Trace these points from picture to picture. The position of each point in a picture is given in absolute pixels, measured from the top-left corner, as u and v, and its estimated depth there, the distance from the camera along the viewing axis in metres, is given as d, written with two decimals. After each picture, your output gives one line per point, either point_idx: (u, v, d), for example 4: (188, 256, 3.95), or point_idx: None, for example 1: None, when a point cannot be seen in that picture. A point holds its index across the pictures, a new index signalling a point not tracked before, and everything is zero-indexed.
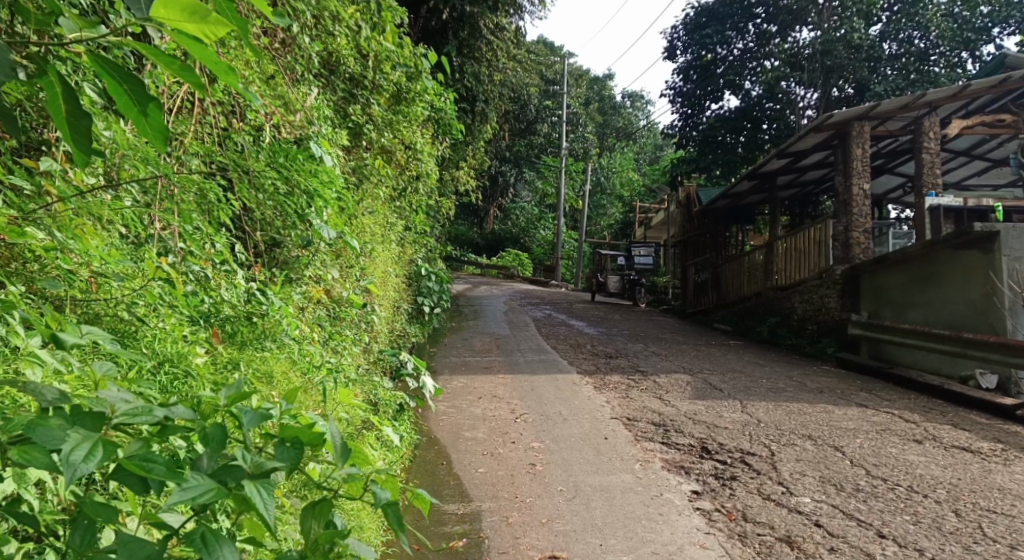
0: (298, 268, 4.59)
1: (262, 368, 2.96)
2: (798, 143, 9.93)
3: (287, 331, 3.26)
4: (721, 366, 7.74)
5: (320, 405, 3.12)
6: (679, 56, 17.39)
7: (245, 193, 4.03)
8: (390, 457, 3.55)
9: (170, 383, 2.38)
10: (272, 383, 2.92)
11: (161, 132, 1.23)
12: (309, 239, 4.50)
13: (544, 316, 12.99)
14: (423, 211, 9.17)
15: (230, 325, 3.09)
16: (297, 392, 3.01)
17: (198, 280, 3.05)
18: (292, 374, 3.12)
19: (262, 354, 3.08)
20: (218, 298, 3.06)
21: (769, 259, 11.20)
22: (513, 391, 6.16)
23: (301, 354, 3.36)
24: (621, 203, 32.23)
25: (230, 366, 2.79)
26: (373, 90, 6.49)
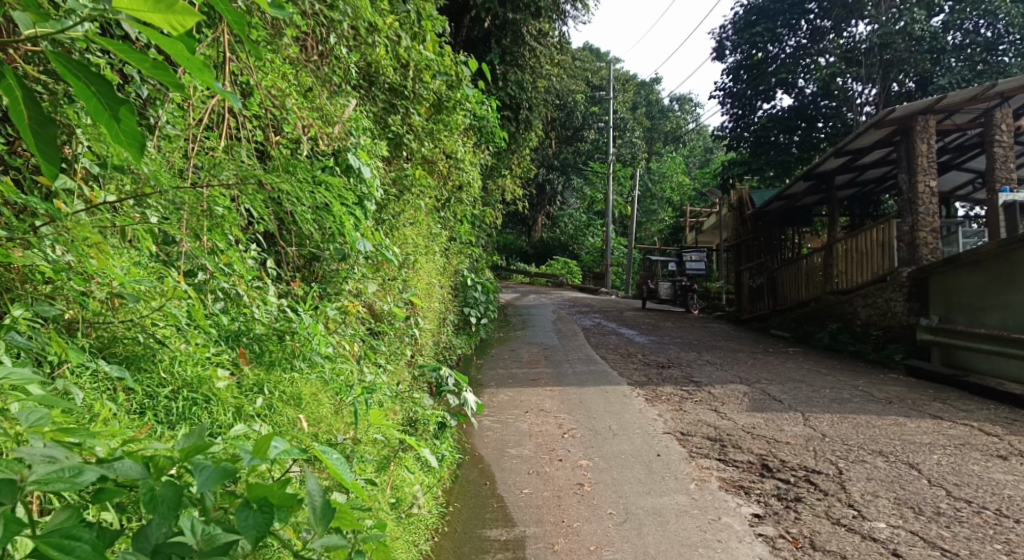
0: (336, 283, 4.50)
1: (289, 392, 2.88)
2: (856, 140, 9.49)
3: (319, 351, 3.10)
4: (780, 375, 7.38)
5: (351, 428, 3.02)
6: (728, 56, 16.99)
7: (281, 209, 3.95)
8: (428, 480, 3.40)
9: (187, 411, 2.41)
10: (300, 407, 2.86)
11: (135, 142, 1.38)
12: (347, 254, 4.42)
13: (592, 324, 12.73)
14: (467, 220, 9.08)
15: (262, 345, 2.99)
16: (325, 414, 2.94)
17: (227, 298, 2.99)
18: (322, 396, 3.04)
19: (290, 376, 2.98)
20: (250, 315, 3.01)
21: (828, 262, 10.73)
22: (561, 405, 5.96)
23: (336, 373, 3.27)
24: (671, 207, 31.69)
25: (254, 391, 2.75)
26: (413, 99, 6.42)
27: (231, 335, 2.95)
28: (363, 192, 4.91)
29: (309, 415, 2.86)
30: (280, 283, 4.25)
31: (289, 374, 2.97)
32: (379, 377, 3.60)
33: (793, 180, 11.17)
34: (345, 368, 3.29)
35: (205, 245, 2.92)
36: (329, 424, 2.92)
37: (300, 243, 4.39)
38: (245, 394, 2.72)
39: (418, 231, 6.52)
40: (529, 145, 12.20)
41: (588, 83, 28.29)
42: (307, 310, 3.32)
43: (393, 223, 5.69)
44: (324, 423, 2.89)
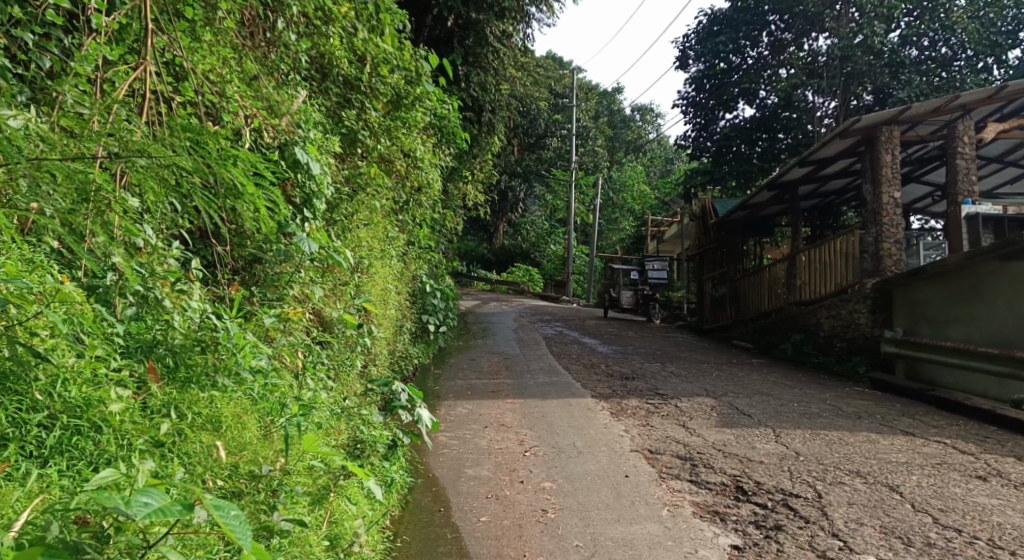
0: (275, 286, 4.10)
1: (205, 414, 2.57)
2: (821, 150, 9.41)
3: (245, 365, 2.73)
4: (746, 388, 7.19)
5: (279, 455, 2.70)
6: (691, 66, 16.97)
7: (214, 205, 3.59)
8: (372, 511, 3.07)
9: (63, 442, 2.19)
10: (217, 431, 2.57)
11: None
12: (290, 253, 4.07)
13: (554, 333, 12.47)
14: (427, 224, 8.73)
15: (177, 358, 2.60)
16: (250, 438, 2.65)
17: (141, 301, 2.59)
18: (246, 414, 2.73)
19: (210, 396, 2.62)
20: (171, 321, 2.63)
21: (791, 273, 10.65)
22: (522, 419, 5.65)
23: (269, 389, 2.94)
24: (632, 216, 31.68)
25: (159, 412, 2.46)
26: (370, 94, 6.07)
27: (132, 349, 2.54)
28: (311, 190, 4.56)
29: (227, 441, 2.57)
30: (207, 287, 3.83)
31: (209, 392, 2.61)
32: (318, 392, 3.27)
33: (757, 190, 11.08)
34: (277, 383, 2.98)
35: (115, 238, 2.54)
36: (253, 452, 2.63)
37: (239, 242, 4.02)
38: (147, 418, 2.43)
39: (373, 234, 6.16)
40: (492, 149, 11.92)
41: (551, 90, 28.21)
42: (235, 318, 2.94)
43: (345, 223, 5.36)
44: (248, 449, 2.62)
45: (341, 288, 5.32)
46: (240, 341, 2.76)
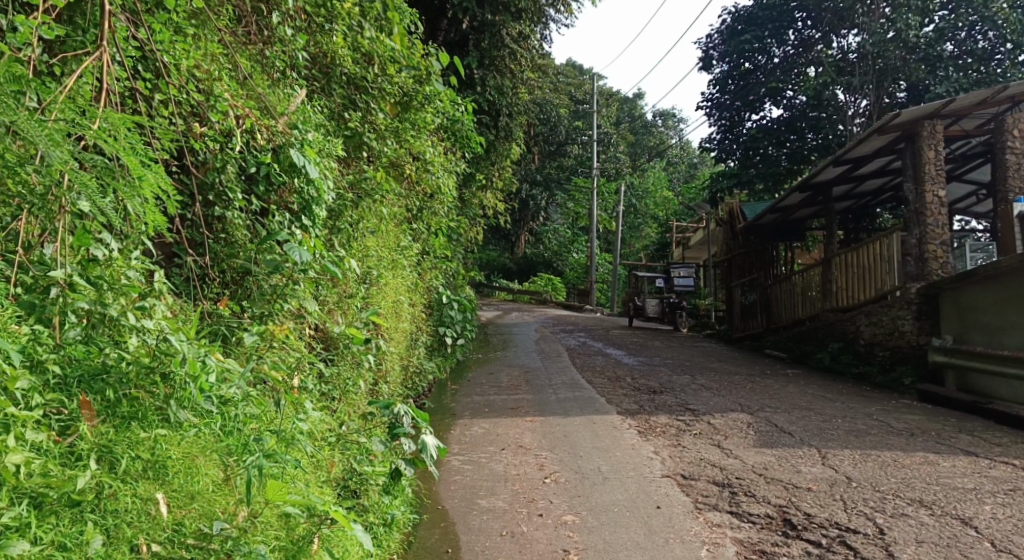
0: (262, 299, 3.74)
1: (146, 459, 2.30)
2: (856, 148, 8.92)
3: (209, 396, 2.50)
4: (783, 401, 6.71)
5: (234, 506, 2.44)
6: (714, 67, 16.51)
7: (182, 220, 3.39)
8: None
9: None
10: (160, 479, 2.31)
11: None
12: (281, 263, 3.74)
13: (577, 344, 12.04)
14: (442, 233, 8.40)
15: (119, 390, 2.33)
16: (202, 487, 2.40)
17: (88, 320, 2.34)
18: (200, 453, 2.48)
19: (154, 438, 2.36)
20: (125, 345, 2.39)
21: (825, 277, 10.14)
22: (542, 439, 5.24)
23: (239, 422, 2.72)
24: (655, 223, 31.13)
25: (79, 459, 2.16)
26: (377, 94, 5.75)
27: (67, 380, 2.25)
28: (310, 196, 4.19)
29: (170, 493, 2.31)
30: (174, 293, 3.52)
31: (153, 432, 2.35)
32: (305, 421, 2.95)
33: (787, 191, 10.58)
34: (248, 413, 2.76)
35: (58, 246, 2.35)
36: (202, 505, 2.37)
37: (219, 254, 3.70)
38: (67, 467, 2.12)
39: (382, 242, 5.83)
40: (510, 155, 11.56)
41: (570, 98, 27.95)
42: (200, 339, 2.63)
43: (350, 232, 5.04)
44: (198, 501, 2.36)
45: (345, 301, 4.98)
46: (199, 367, 2.47)
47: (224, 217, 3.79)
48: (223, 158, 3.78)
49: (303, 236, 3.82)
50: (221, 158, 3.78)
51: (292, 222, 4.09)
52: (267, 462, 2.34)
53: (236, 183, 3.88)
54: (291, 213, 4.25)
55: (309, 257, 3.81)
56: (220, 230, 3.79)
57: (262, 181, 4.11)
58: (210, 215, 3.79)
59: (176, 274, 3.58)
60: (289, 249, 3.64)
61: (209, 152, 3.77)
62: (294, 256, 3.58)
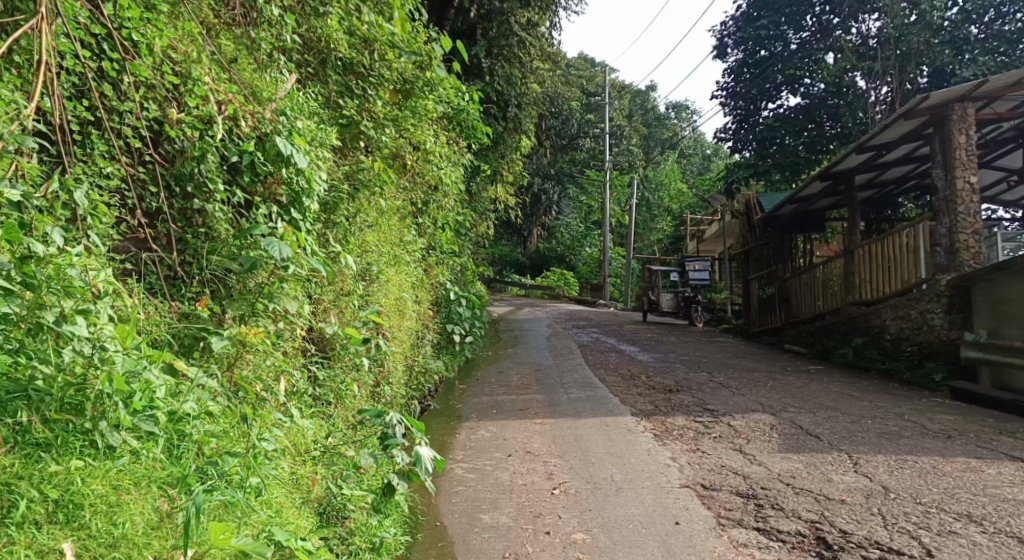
0: (238, 302, 3.43)
1: (60, 495, 2.04)
2: (881, 134, 8.52)
3: (150, 417, 2.28)
4: (807, 401, 6.35)
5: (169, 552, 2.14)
6: (729, 55, 16.09)
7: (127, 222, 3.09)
8: None
9: None
10: (75, 519, 2.04)
11: None
12: (261, 261, 3.35)
13: (590, 341, 11.71)
14: (449, 227, 8.13)
15: (37, 412, 2.08)
16: (129, 529, 2.11)
17: (5, 328, 2.10)
18: (133, 485, 2.21)
19: (73, 471, 2.08)
20: (59, 356, 2.13)
21: (847, 269, 9.75)
22: (552, 443, 4.94)
23: (194, 442, 2.44)
24: (670, 216, 30.73)
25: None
26: (375, 81, 5.46)
27: None
28: (300, 187, 3.90)
29: (85, 538, 2.02)
30: (150, 295, 3.27)
31: (70, 464, 2.08)
32: (274, 442, 2.71)
33: (807, 180, 10.18)
34: (204, 431, 2.49)
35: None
36: (128, 552, 2.07)
37: (199, 251, 3.41)
38: None
39: (381, 237, 5.54)
40: (519, 147, 11.25)
41: (582, 89, 27.57)
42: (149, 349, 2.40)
43: (346, 226, 4.75)
44: (122, 549, 2.06)
45: (343, 299, 4.73)
46: (135, 382, 2.26)
47: (204, 210, 3.50)
48: (199, 144, 3.47)
49: (285, 226, 3.50)
50: (198, 145, 3.47)
51: (273, 213, 3.79)
52: (205, 500, 2.03)
53: (218, 173, 3.60)
54: (279, 206, 3.95)
55: (293, 254, 3.47)
56: (201, 224, 3.51)
57: (245, 167, 3.80)
58: (189, 209, 3.50)
59: (152, 274, 3.31)
60: (267, 245, 3.28)
61: (186, 139, 3.46)
62: (270, 252, 3.22)
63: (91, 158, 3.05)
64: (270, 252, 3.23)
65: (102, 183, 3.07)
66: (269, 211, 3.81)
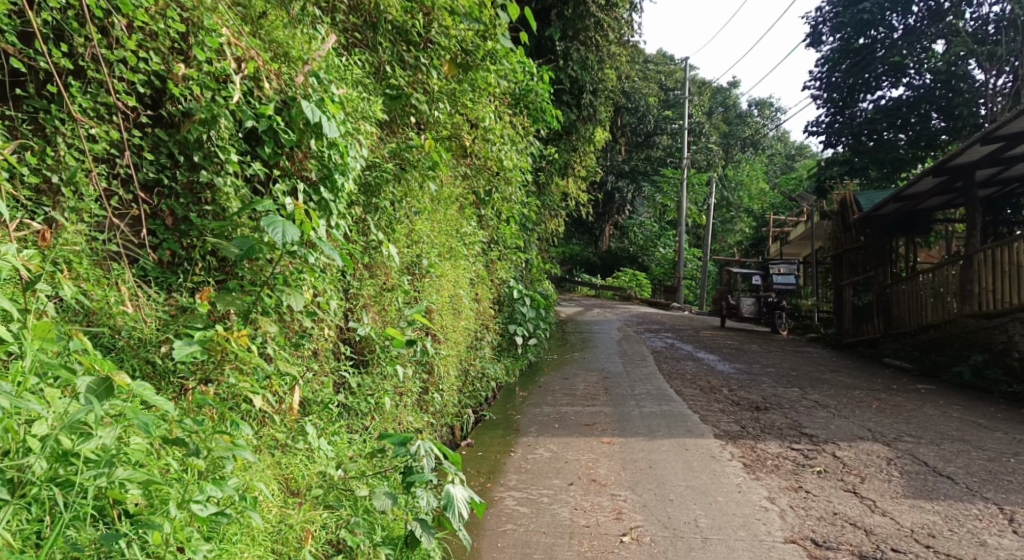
0: (224, 296, 2.77)
1: None
2: (1015, 121, 7.39)
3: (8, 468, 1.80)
4: (926, 429, 5.40)
5: None
6: (824, 42, 14.86)
7: (99, 207, 2.64)
8: None
9: None
10: None
11: None
12: (259, 246, 2.75)
13: (664, 347, 10.84)
14: (514, 220, 7.49)
15: None
16: None
17: None
18: None
19: None
20: None
21: (964, 277, 8.58)
22: (622, 469, 4.22)
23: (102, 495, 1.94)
24: (750, 217, 29.36)
25: None
26: (431, 50, 4.87)
27: None
28: (333, 161, 3.35)
29: None
30: (143, 284, 2.75)
31: None
32: (214, 501, 2.17)
33: (919, 174, 9.01)
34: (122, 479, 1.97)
35: None
36: None
37: (204, 231, 2.85)
38: None
39: (434, 226, 4.95)
40: (592, 138, 10.48)
41: (661, 85, 26.50)
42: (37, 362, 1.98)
43: (391, 211, 4.18)
44: None
45: (386, 295, 4.19)
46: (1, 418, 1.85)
47: (214, 185, 2.95)
48: (209, 105, 2.91)
49: (294, 204, 2.92)
50: (206, 105, 2.90)
51: (297, 191, 3.25)
52: None
53: (234, 140, 3.04)
54: (307, 184, 3.39)
55: (306, 239, 2.88)
56: (208, 201, 2.95)
57: (267, 134, 3.23)
58: (196, 182, 2.94)
59: (145, 256, 2.79)
60: (273, 225, 2.67)
61: (192, 99, 2.91)
62: (267, 231, 2.60)
63: (69, 117, 2.58)
64: (271, 233, 2.60)
65: (83, 150, 2.62)
66: (291, 190, 3.25)
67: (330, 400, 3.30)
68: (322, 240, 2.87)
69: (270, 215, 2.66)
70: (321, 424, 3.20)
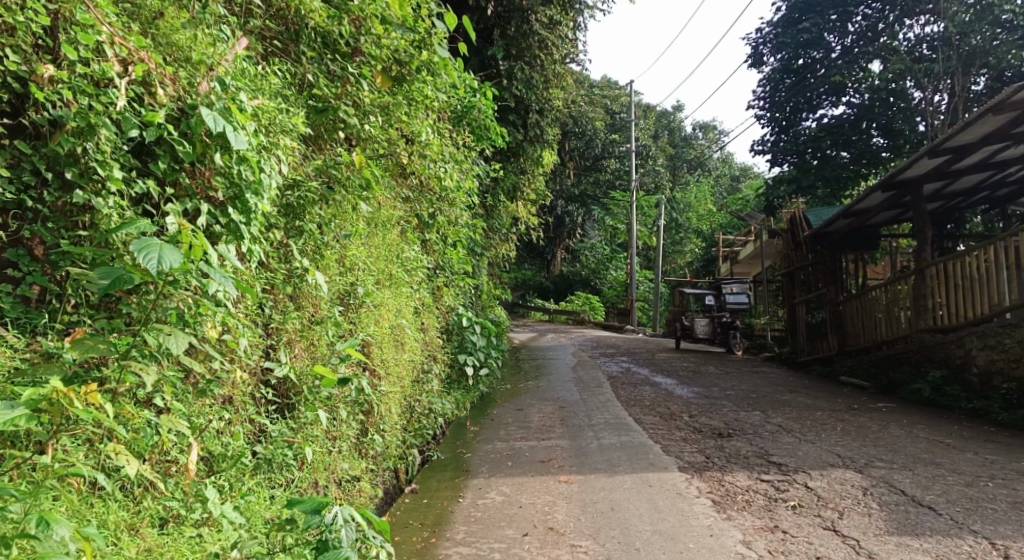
0: (84, 341, 2.27)
1: None
2: (961, 134, 7.35)
3: None
4: (896, 452, 5.16)
5: None
6: (765, 63, 15.00)
7: None
8: None
9: None
10: None
11: None
12: (131, 274, 2.30)
13: (620, 371, 10.53)
14: (460, 244, 7.09)
15: None
16: None
17: None
18: None
19: None
20: None
21: (915, 291, 8.51)
22: (581, 514, 3.83)
23: None
24: (699, 237, 29.62)
25: None
26: (360, 60, 4.50)
27: None
28: (244, 177, 2.94)
29: None
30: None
31: None
32: None
33: (867, 190, 8.94)
34: None
35: None
36: None
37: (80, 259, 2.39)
38: None
39: (370, 250, 4.52)
40: (540, 159, 10.20)
41: (607, 109, 26.65)
42: None
43: (318, 234, 3.75)
44: None
45: (314, 329, 3.72)
46: None
47: (93, 206, 2.50)
48: (85, 114, 2.47)
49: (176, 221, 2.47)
50: (81, 113, 2.46)
51: (201, 213, 2.81)
52: None
53: (120, 155, 2.59)
54: (214, 204, 2.94)
55: (196, 267, 2.41)
56: (85, 226, 2.50)
57: (162, 147, 2.78)
58: (71, 203, 2.48)
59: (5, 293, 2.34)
60: (144, 245, 2.23)
61: (61, 105, 2.46)
62: (139, 258, 2.15)
63: None
64: (145, 260, 2.16)
65: None
66: (194, 211, 2.81)
67: (243, 453, 2.86)
68: (213, 267, 2.43)
69: (143, 239, 2.21)
70: (228, 485, 2.76)
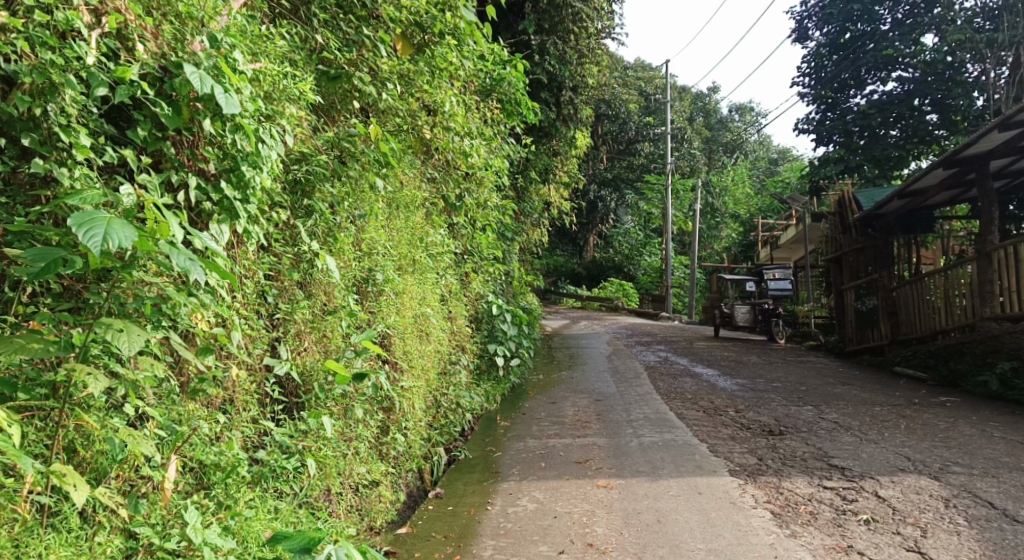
0: (15, 341, 1.89)
1: None
2: None
3: None
4: (973, 455, 4.64)
5: None
6: (811, 38, 14.27)
7: None
8: None
9: None
10: None
11: None
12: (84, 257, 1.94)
13: (658, 361, 10.04)
14: (491, 228, 6.66)
15: None
16: None
17: None
18: None
19: None
20: None
21: (981, 275, 7.87)
22: (623, 526, 3.42)
23: None
24: (737, 222, 28.77)
25: None
26: (376, 23, 4.08)
27: None
28: (239, 148, 2.56)
29: None
30: None
31: None
32: None
33: (928, 167, 8.29)
34: None
35: None
36: None
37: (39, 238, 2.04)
38: None
39: (391, 232, 4.13)
40: (574, 139, 9.71)
41: (642, 91, 25.98)
42: None
43: (330, 215, 3.35)
44: None
45: (327, 321, 3.32)
46: None
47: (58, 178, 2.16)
48: (44, 69, 2.09)
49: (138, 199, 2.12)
50: (38, 67, 2.08)
51: (188, 188, 2.45)
52: None
53: (89, 119, 2.23)
54: (205, 178, 2.58)
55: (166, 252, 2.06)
56: (48, 201, 2.17)
57: (142, 112, 2.42)
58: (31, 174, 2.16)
59: None
60: (90, 222, 1.88)
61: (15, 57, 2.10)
62: (81, 235, 1.82)
63: None
64: (87, 238, 1.83)
65: None
66: (179, 183, 2.45)
67: (238, 464, 2.47)
68: (178, 250, 2.04)
69: (87, 214, 1.88)
70: (212, 505, 2.38)
